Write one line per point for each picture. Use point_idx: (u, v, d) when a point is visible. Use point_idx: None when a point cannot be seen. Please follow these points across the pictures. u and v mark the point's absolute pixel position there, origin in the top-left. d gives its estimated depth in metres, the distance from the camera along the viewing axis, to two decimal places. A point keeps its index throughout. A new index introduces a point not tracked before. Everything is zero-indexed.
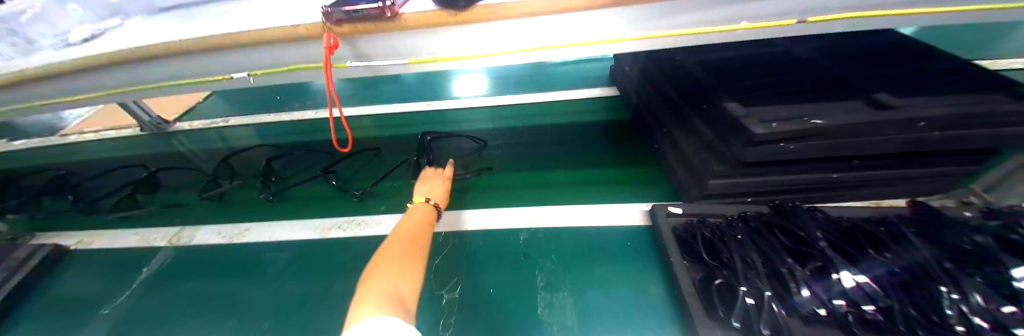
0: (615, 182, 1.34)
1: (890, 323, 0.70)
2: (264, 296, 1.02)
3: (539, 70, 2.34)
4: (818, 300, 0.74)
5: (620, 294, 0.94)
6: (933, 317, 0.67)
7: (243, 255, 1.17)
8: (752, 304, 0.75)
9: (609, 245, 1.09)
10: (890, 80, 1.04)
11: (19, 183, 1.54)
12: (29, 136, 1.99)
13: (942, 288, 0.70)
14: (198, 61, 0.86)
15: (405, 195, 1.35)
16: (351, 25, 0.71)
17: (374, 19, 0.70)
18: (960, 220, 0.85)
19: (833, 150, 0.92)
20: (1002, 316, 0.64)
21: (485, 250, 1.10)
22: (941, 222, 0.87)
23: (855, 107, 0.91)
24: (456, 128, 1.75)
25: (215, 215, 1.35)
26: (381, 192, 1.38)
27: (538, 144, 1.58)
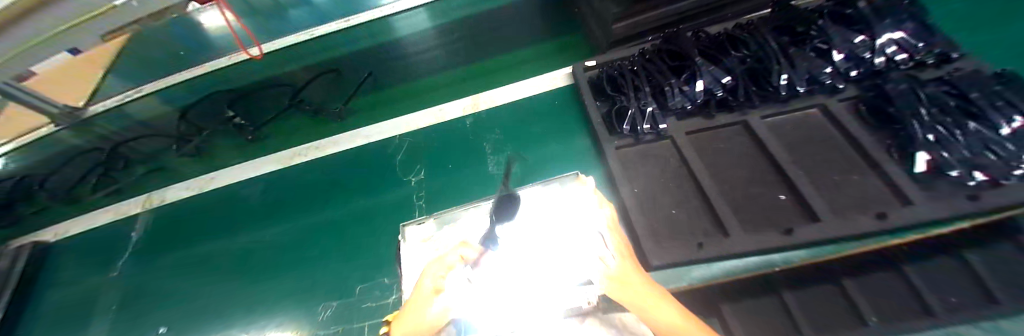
0: (551, 56, 0.97)
1: (750, 98, 0.66)
2: (284, 229, 0.83)
3: None
4: (685, 99, 0.67)
5: (564, 155, 0.79)
6: (900, 120, 0.57)
7: (217, 208, 0.91)
8: (646, 126, 0.67)
9: (542, 103, 0.89)
10: None
11: None
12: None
13: (895, 109, 0.57)
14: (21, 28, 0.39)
15: (376, 107, 0.98)
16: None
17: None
18: (843, 24, 0.69)
19: None
20: (1005, 107, 0.53)
21: (426, 137, 0.90)
22: (824, 16, 0.71)
23: None
24: (399, 43, 1.03)
25: (112, 195, 0.99)
26: (360, 108, 0.98)
27: (480, 40, 1.02)
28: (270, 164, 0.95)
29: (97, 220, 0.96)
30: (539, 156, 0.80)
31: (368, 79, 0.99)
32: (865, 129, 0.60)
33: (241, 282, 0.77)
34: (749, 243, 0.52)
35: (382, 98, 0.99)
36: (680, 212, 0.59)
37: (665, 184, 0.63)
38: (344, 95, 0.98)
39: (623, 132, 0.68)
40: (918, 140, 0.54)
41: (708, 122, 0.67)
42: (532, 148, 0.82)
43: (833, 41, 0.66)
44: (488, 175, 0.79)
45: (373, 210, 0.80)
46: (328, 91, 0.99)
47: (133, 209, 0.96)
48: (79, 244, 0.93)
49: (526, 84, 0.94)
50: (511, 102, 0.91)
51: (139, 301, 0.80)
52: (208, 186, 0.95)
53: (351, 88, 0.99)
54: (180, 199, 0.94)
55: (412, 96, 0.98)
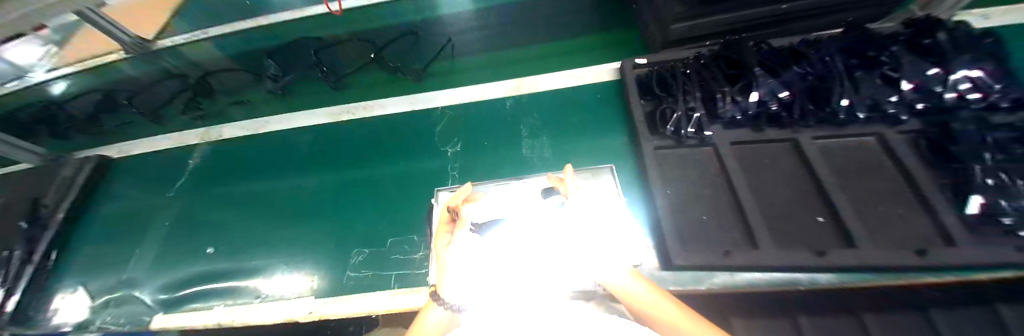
0: (601, 49, 0.97)
1: (801, 118, 0.65)
2: (325, 181, 0.88)
3: None
4: (738, 108, 0.67)
5: (603, 147, 0.79)
6: (958, 163, 0.55)
7: (265, 151, 0.97)
8: (692, 131, 0.67)
9: (585, 96, 0.89)
10: None
11: (77, 106, 1.07)
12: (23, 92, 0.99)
13: (958, 151, 0.55)
14: None
15: (441, 74, 1.03)
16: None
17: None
18: (908, 53, 0.67)
19: None
20: None
21: (467, 113, 0.92)
22: (893, 44, 0.69)
23: None
24: (460, 16, 1.05)
25: (179, 124, 1.07)
26: (439, 74, 1.03)
27: (539, 23, 1.03)
28: (318, 117, 1.00)
29: (158, 145, 1.04)
30: (575, 142, 0.81)
31: (447, 45, 1.05)
32: (924, 163, 0.58)
33: (281, 225, 0.82)
34: (779, 258, 0.52)
35: (448, 67, 1.04)
36: (712, 219, 0.59)
37: (700, 189, 0.63)
38: (424, 59, 1.06)
39: (667, 133, 0.69)
40: (978, 185, 0.52)
41: (755, 134, 0.66)
42: (571, 137, 0.82)
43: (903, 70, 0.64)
44: (523, 157, 0.81)
45: (410, 173, 0.84)
46: (407, 52, 1.06)
47: (192, 140, 1.03)
48: (142, 164, 1.02)
49: (574, 74, 0.94)
50: (555, 89, 0.92)
51: (193, 222, 0.87)
52: (259, 128, 1.01)
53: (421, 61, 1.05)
54: (237, 137, 1.01)
55: (466, 70, 1.02)
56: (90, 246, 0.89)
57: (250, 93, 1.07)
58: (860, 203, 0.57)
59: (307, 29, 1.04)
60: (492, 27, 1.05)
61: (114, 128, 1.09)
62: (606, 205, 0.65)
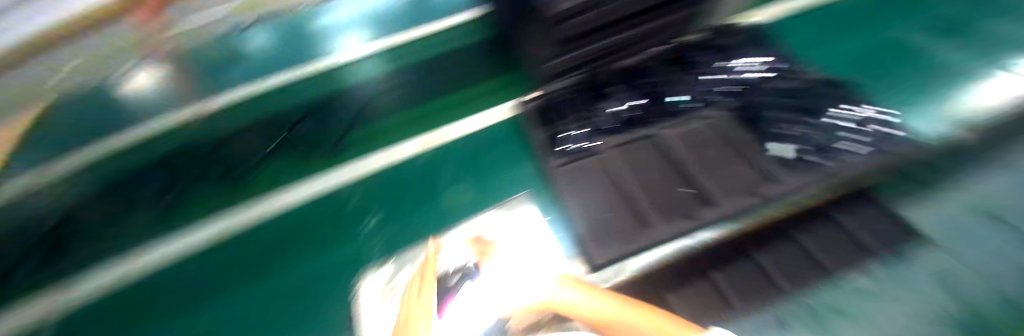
0: (495, 91, 1.07)
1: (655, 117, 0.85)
2: (231, 306, 0.78)
3: None
4: (613, 120, 0.83)
5: (517, 179, 0.87)
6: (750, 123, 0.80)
7: (132, 300, 0.78)
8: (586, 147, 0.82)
9: (484, 136, 0.97)
10: None
11: None
12: None
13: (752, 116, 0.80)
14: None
15: (353, 147, 0.96)
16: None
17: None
18: (699, 55, 0.93)
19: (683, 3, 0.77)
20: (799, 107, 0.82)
21: (378, 184, 0.92)
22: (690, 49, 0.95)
23: None
24: (359, 85, 1.04)
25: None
26: (355, 146, 0.97)
27: (439, 77, 1.07)
28: (196, 234, 0.83)
29: None
30: (490, 185, 0.88)
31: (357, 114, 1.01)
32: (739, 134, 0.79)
33: None
34: (673, 230, 0.68)
35: (363, 136, 0.99)
36: (615, 215, 0.72)
37: (602, 194, 0.75)
38: (333, 136, 0.98)
39: (567, 152, 0.82)
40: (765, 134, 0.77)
41: (630, 136, 0.82)
42: (485, 178, 0.89)
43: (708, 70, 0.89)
44: (447, 208, 0.87)
45: (323, 269, 0.81)
46: (307, 135, 0.97)
47: None
48: None
49: (477, 118, 1.01)
50: (461, 137, 0.97)
51: None
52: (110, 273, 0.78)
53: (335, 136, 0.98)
54: (76, 304, 0.75)
55: (378, 135, 0.99)
56: None
57: (93, 234, 0.80)
58: (713, 170, 0.73)
59: (186, 136, 0.89)
60: (395, 91, 1.05)
61: None
62: (518, 238, 0.71)
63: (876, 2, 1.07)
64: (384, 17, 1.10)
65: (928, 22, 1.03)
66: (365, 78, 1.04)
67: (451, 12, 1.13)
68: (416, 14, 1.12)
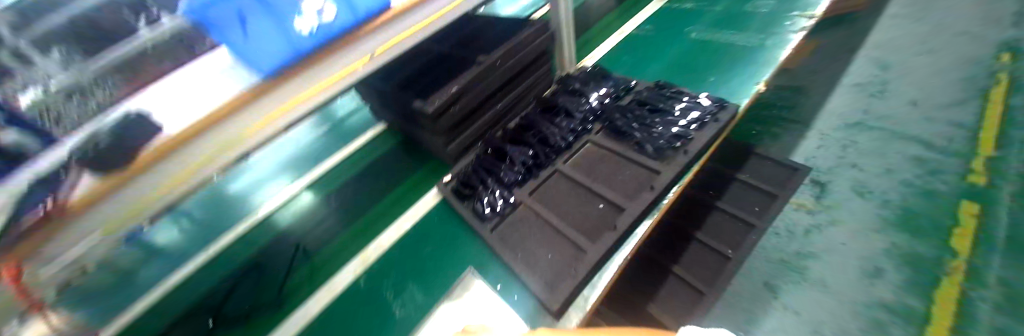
0: (422, 184, 1.14)
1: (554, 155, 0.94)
2: None
3: (320, 138, 1.43)
4: (518, 171, 0.91)
5: (461, 255, 0.90)
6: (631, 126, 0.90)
7: None
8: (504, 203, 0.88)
9: (419, 230, 1.00)
10: (510, 24, 1.09)
11: None
12: None
13: (627, 123, 0.92)
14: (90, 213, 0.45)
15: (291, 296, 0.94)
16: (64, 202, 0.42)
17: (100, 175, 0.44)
18: (574, 90, 1.08)
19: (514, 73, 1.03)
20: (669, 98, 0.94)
21: (326, 324, 0.86)
22: (567, 91, 1.10)
23: (540, 32, 1.06)
24: (293, 230, 1.10)
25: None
26: (292, 295, 0.94)
27: (367, 193, 1.17)
28: None
29: None
30: (438, 274, 0.88)
31: (292, 259, 1.02)
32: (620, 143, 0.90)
33: None
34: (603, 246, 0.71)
35: (298, 279, 0.97)
36: (555, 253, 0.76)
37: (533, 239, 0.80)
38: (270, 289, 0.96)
39: (490, 217, 0.86)
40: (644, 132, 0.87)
41: (538, 181, 0.90)
42: (432, 268, 0.90)
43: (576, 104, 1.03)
44: (401, 315, 0.83)
45: None
46: (240, 294, 0.95)
47: None
48: None
49: (409, 215, 1.04)
50: (397, 241, 0.99)
51: None
52: None
53: (273, 287, 0.96)
54: None
55: (317, 272, 0.98)
56: None
57: None
58: (610, 182, 0.83)
59: None
60: (328, 222, 1.10)
61: None
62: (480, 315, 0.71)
63: (662, 34, 1.61)
64: (301, 164, 1.33)
65: (698, 35, 1.56)
66: (294, 221, 1.12)
67: (365, 143, 1.36)
68: (333, 147, 1.38)
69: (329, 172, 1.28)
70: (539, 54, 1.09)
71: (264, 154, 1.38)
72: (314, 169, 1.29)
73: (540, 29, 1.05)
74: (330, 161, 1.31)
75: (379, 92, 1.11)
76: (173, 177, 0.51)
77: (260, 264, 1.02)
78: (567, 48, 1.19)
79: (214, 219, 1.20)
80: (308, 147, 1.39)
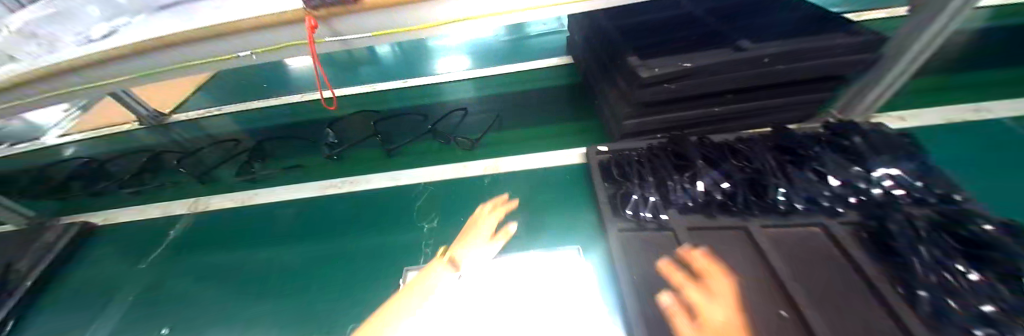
0: (569, 131, 1.07)
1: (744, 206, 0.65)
2: (286, 258, 0.91)
3: (516, 43, 1.70)
4: (688, 194, 0.68)
5: (575, 224, 0.81)
6: (916, 255, 0.53)
7: (255, 217, 1.04)
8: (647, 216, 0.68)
9: (551, 174, 0.95)
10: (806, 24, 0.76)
11: (123, 169, 1.30)
12: (98, 147, 1.48)
13: (903, 242, 0.55)
14: (366, 19, 0.63)
15: (435, 153, 1.12)
16: (324, 10, 0.59)
17: (337, 4, 0.59)
18: (830, 148, 0.73)
19: (771, 79, 0.73)
20: None
21: (443, 195, 0.97)
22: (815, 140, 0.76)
23: (847, 47, 0.69)
24: (456, 102, 1.31)
25: (194, 190, 1.18)
26: (416, 150, 1.14)
27: (521, 108, 1.22)
28: (307, 190, 1.08)
29: (172, 209, 1.12)
30: (545, 231, 0.80)
31: (443, 128, 1.18)
32: (874, 262, 0.56)
33: (241, 306, 0.82)
34: None
35: (436, 145, 1.13)
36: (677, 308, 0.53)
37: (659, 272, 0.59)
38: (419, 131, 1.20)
39: (626, 216, 0.69)
40: (941, 278, 0.51)
41: (709, 220, 0.65)
42: (539, 215, 0.85)
43: (825, 164, 0.70)
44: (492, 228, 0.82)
45: (381, 250, 0.87)
46: (408, 129, 1.22)
47: (180, 209, 1.11)
48: (128, 232, 1.09)
49: (548, 156, 1.01)
50: (527, 170, 0.97)
51: (159, 291, 0.90)
52: (263, 197, 1.09)
53: (427, 133, 1.18)
54: (225, 209, 1.08)
55: (453, 145, 1.12)
56: (39, 321, 0.90)
57: (276, 162, 1.21)
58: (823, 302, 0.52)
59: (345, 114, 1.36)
60: (482, 113, 1.23)
61: (155, 187, 1.22)
62: (554, 298, 0.65)
63: None
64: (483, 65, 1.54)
65: None
66: (458, 102, 1.30)
67: (535, 69, 1.44)
68: (514, 64, 1.49)
69: (498, 79, 1.41)
70: (821, 79, 0.76)
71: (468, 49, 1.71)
72: (490, 71, 1.47)
73: (864, 46, 0.69)
74: (504, 70, 1.46)
75: (597, 26, 1.00)
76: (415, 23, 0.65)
77: (422, 117, 1.26)
78: (876, 88, 0.77)
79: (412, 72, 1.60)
80: (495, 54, 1.62)
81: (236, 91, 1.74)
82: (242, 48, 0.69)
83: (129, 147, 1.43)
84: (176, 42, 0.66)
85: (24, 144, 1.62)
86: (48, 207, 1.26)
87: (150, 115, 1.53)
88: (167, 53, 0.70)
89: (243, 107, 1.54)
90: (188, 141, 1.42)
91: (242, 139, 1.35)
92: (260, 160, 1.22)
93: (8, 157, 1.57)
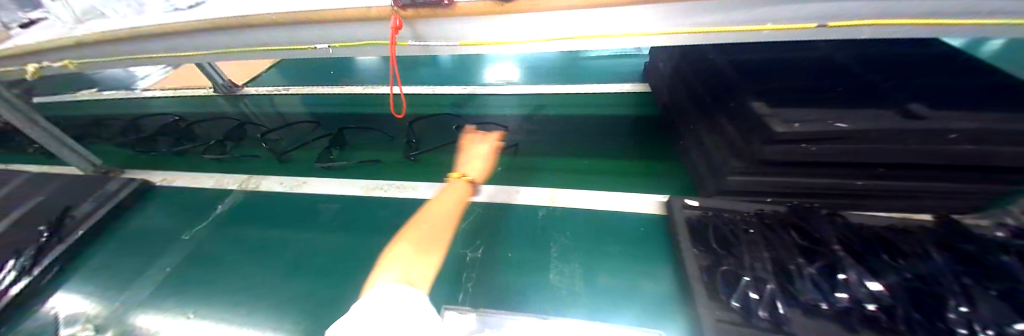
0: (641, 173, 0.94)
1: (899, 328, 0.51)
2: (318, 257, 0.84)
3: (582, 63, 1.62)
4: (820, 293, 0.54)
5: (650, 290, 0.66)
6: None
7: (299, 206, 1.00)
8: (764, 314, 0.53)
9: (620, 221, 0.82)
10: (997, 94, 0.60)
11: (190, 135, 1.35)
12: (172, 107, 1.55)
13: None
14: (453, 27, 0.56)
15: (491, 170, 1.04)
16: (412, 10, 0.53)
17: (430, 5, 0.52)
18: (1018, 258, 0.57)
19: (946, 157, 0.57)
20: None
21: (494, 219, 0.86)
22: (991, 247, 0.59)
23: None
24: (516, 118, 1.25)
25: (268, 166, 1.17)
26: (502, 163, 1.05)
27: (586, 135, 1.12)
28: (353, 188, 1.03)
29: (224, 183, 1.11)
30: (610, 293, 0.66)
31: (512, 147, 1.11)
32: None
33: (263, 304, 0.74)
34: None
35: (507, 162, 1.05)
36: None
37: None
38: (500, 146, 1.12)
39: (733, 306, 0.55)
40: None
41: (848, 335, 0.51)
42: (607, 270, 0.71)
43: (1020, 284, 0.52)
44: (545, 284, 0.70)
45: None
46: (494, 139, 1.15)
47: (230, 185, 1.10)
48: (177, 197, 1.08)
49: (615, 198, 0.88)
50: (590, 210, 0.86)
51: (195, 264, 0.85)
52: (311, 187, 1.05)
53: (501, 146, 1.11)
54: (269, 191, 1.05)
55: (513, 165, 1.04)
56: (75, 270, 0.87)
57: (353, 152, 1.18)
58: None
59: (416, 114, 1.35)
60: (543, 134, 1.15)
61: (212, 156, 1.23)
62: None
63: None
64: (543, 82, 1.48)
65: None
66: (523, 117, 1.25)
67: (605, 93, 1.33)
68: (579, 86, 1.41)
69: (562, 99, 1.34)
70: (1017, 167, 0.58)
71: (528, 62, 1.67)
72: (553, 89, 1.41)
73: None
74: (569, 90, 1.38)
75: (700, 60, 0.88)
76: (503, 39, 0.56)
77: (498, 128, 1.19)
78: None
79: (471, 77, 1.60)
80: (559, 72, 1.56)
81: (302, 72, 1.79)
82: (321, 41, 0.63)
83: (201, 112, 1.48)
84: (270, 25, 0.62)
85: (111, 93, 1.74)
86: (114, 158, 1.29)
87: (225, 87, 1.59)
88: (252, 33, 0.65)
89: (312, 92, 1.57)
90: (257, 115, 1.45)
91: (304, 122, 1.36)
92: (338, 147, 1.19)
93: (95, 102, 1.68)
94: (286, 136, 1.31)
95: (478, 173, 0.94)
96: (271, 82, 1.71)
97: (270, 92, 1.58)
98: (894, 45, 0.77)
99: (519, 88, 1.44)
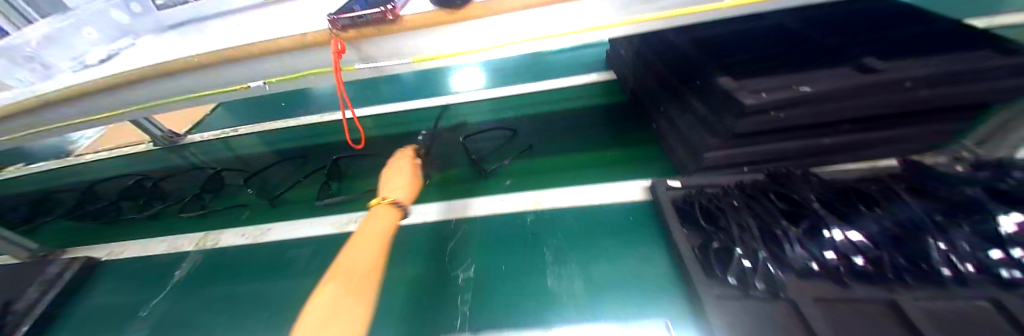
0: (622, 162, 0.94)
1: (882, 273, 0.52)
2: (297, 306, 0.77)
3: (540, 58, 1.62)
4: (810, 254, 0.54)
5: (647, 280, 0.65)
6: None
7: (268, 255, 0.92)
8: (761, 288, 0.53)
9: (608, 215, 0.81)
10: (934, 40, 0.64)
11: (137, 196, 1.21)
12: (109, 170, 1.40)
13: None
14: (403, 42, 0.52)
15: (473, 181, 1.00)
16: (354, 31, 0.49)
17: (375, 23, 0.48)
18: (973, 186, 0.61)
19: (899, 106, 0.61)
20: None
21: (482, 234, 0.83)
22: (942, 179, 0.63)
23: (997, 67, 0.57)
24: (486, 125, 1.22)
25: (262, 212, 1.06)
26: (522, 168, 1.00)
27: (561, 131, 1.11)
28: (326, 226, 0.96)
29: (180, 245, 1.01)
30: (611, 290, 0.65)
31: (530, 149, 1.06)
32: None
33: None
34: None
35: (524, 167, 1.00)
36: None
37: None
38: (512, 154, 1.06)
39: (728, 281, 0.54)
40: None
41: (841, 289, 0.52)
42: (604, 267, 0.69)
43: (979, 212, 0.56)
44: (545, 292, 0.67)
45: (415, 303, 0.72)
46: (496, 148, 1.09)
47: (186, 246, 1.00)
48: (127, 269, 0.97)
49: (598, 191, 0.88)
50: (578, 208, 0.84)
51: None
52: (282, 231, 0.98)
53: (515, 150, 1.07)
54: (233, 246, 0.97)
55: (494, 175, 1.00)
56: None
57: (353, 181, 1.10)
58: None
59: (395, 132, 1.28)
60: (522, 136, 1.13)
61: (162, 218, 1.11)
62: None
63: None
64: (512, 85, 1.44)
65: None
66: (501, 121, 1.21)
67: (574, 86, 1.32)
68: (544, 83, 1.39)
69: (532, 98, 1.31)
70: (961, 104, 0.63)
71: (490, 65, 1.64)
72: (523, 89, 1.38)
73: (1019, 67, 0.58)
74: (536, 88, 1.37)
75: (664, 43, 0.90)
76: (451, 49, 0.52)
77: (509, 132, 1.14)
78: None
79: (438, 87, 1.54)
80: (525, 70, 1.54)
81: (253, 108, 1.68)
82: (253, 77, 0.57)
83: (142, 170, 1.34)
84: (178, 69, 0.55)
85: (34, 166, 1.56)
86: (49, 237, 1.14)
87: (166, 137, 1.46)
88: (148, 82, 0.57)
89: (268, 128, 1.47)
90: (211, 162, 1.33)
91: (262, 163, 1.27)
92: (336, 180, 1.10)
93: (15, 179, 1.50)
94: (272, 176, 1.20)
95: (404, 186, 0.79)
96: (219, 124, 1.59)
97: (219, 136, 1.47)
98: (835, 6, 0.81)
99: (483, 94, 1.40)
